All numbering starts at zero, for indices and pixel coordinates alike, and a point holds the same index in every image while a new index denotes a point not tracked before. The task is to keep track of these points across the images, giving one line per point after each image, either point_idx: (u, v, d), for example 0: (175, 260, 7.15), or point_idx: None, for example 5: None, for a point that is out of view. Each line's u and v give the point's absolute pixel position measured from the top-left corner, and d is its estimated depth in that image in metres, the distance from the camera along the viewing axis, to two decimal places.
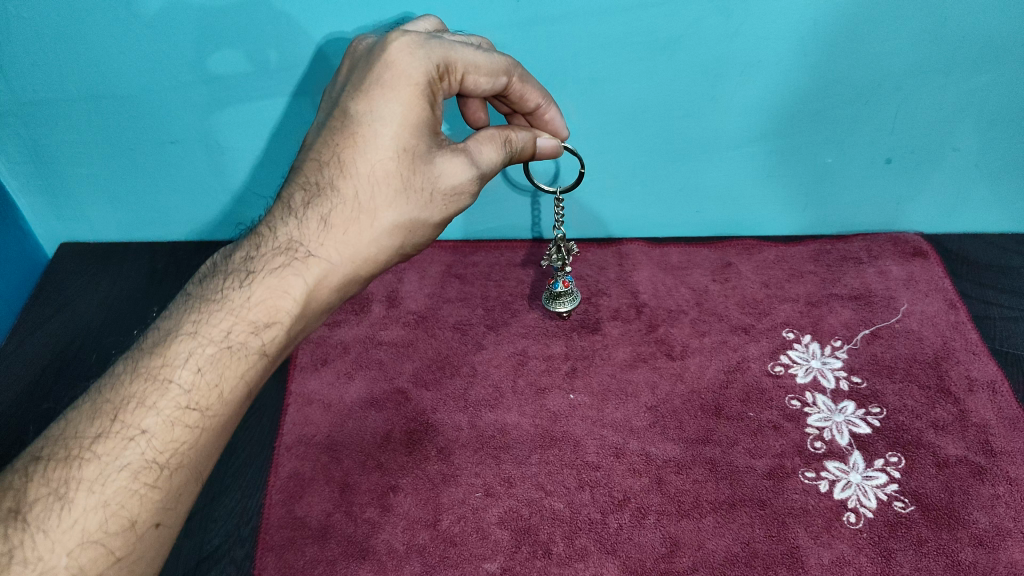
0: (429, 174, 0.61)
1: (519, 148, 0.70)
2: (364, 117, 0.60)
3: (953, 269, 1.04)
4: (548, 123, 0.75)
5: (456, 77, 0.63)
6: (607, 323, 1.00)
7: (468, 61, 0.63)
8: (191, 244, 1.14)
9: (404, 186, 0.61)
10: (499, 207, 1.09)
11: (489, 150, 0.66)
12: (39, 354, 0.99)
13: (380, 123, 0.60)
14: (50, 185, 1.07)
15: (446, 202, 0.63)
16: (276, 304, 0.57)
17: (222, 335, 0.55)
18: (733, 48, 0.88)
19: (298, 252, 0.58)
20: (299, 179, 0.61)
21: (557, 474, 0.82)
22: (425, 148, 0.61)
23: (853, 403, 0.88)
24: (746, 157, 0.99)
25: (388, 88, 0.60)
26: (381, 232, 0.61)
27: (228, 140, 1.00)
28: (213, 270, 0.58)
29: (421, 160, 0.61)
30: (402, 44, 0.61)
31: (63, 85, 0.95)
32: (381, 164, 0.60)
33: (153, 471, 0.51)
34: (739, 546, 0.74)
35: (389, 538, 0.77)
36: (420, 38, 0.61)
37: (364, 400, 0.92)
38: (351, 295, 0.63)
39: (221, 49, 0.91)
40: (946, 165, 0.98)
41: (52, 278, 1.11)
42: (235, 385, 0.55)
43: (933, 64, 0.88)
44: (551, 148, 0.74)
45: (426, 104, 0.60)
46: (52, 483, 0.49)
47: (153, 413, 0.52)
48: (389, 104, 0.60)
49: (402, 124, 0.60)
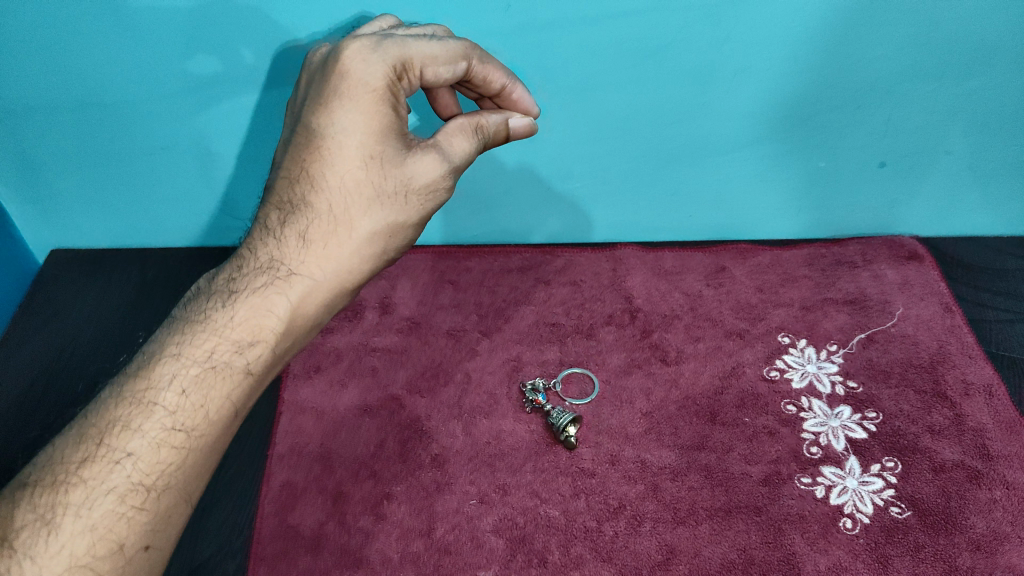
0: (402, 177, 0.61)
1: (491, 132, 0.67)
2: (327, 129, 0.59)
3: (948, 273, 1.04)
4: (516, 103, 0.69)
5: (414, 74, 0.61)
6: (601, 329, 0.99)
7: (422, 51, 0.60)
8: (183, 252, 1.13)
9: (378, 191, 0.60)
10: (493, 212, 1.07)
11: (460, 140, 0.64)
12: (29, 366, 0.99)
13: (344, 134, 0.59)
14: (40, 194, 1.04)
15: (422, 200, 0.62)
16: (259, 323, 0.56)
17: (205, 355, 0.54)
18: (724, 54, 0.86)
19: (280, 270, 0.58)
20: (273, 199, 0.60)
21: (552, 481, 0.82)
22: (395, 151, 0.60)
23: (849, 407, 0.87)
24: (740, 161, 0.99)
25: (346, 98, 0.59)
26: (361, 241, 0.60)
27: (219, 147, 0.97)
28: (197, 293, 0.58)
29: (392, 163, 0.60)
30: (355, 50, 0.59)
31: (49, 93, 0.91)
32: (352, 174, 0.59)
33: (139, 494, 0.51)
34: (735, 553, 0.75)
35: (383, 548, 0.78)
36: (373, 41, 0.60)
37: (358, 409, 0.91)
38: (340, 308, 0.63)
39: (201, 51, 0.86)
40: (939, 168, 0.98)
41: (44, 286, 1.09)
42: (221, 404, 0.54)
43: (926, 68, 0.87)
44: (525, 127, 0.69)
45: (388, 108, 0.59)
46: (38, 509, 0.49)
47: (138, 436, 0.51)
48: (351, 114, 0.59)
49: (366, 131, 0.59)
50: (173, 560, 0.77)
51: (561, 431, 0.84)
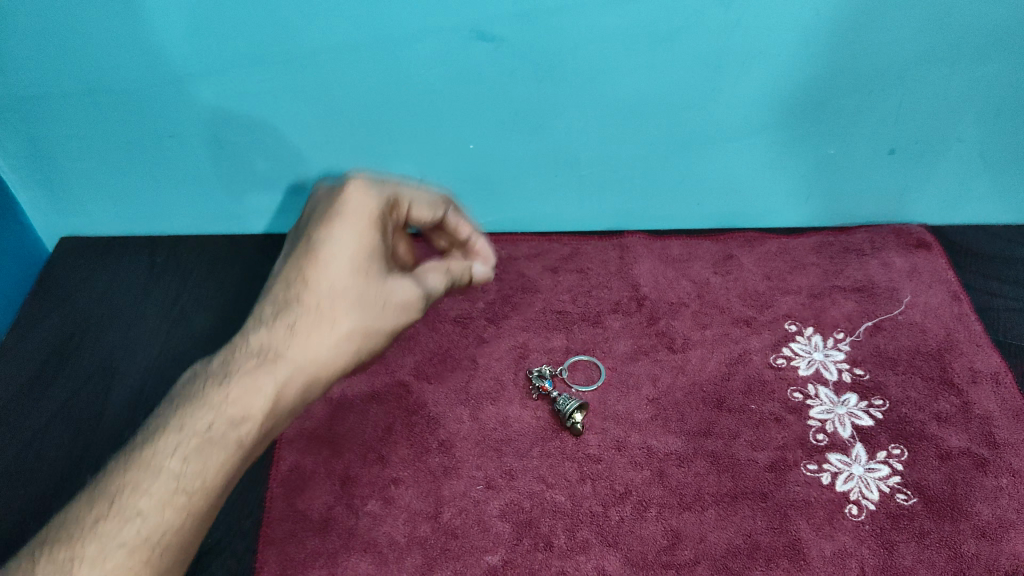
0: (383, 291, 0.69)
1: (462, 275, 0.78)
2: (323, 243, 0.69)
3: (956, 261, 1.04)
4: (479, 253, 0.82)
5: (404, 210, 0.75)
6: (608, 317, 0.99)
7: (410, 194, 0.76)
8: (192, 240, 1.13)
9: (362, 296, 0.68)
10: (500, 201, 1.07)
11: (434, 276, 0.75)
12: (38, 352, 0.99)
13: (337, 249, 0.68)
14: (52, 181, 1.04)
15: (398, 314, 0.71)
16: (250, 401, 0.63)
17: (205, 427, 0.61)
18: (735, 39, 0.86)
19: (270, 355, 0.65)
20: (270, 296, 0.68)
21: (558, 466, 0.83)
22: (379, 270, 0.70)
23: (856, 395, 0.88)
24: (750, 148, 0.98)
25: (343, 221, 0.69)
26: (340, 337, 0.67)
27: (228, 135, 0.97)
28: (197, 373, 0.65)
29: (376, 279, 0.69)
30: (356, 183, 0.71)
31: (62, 80, 0.91)
32: (340, 284, 0.68)
33: (144, 550, 0.57)
34: (741, 539, 0.76)
35: (391, 531, 0.78)
36: (372, 179, 0.73)
37: (366, 394, 0.91)
38: (315, 397, 0.69)
39: (207, 42, 0.86)
40: (949, 156, 0.98)
41: (53, 273, 1.09)
42: (217, 471, 0.60)
43: (939, 53, 0.87)
44: (484, 275, 0.80)
45: (377, 232, 0.70)
46: (56, 561, 0.54)
47: (145, 496, 0.58)
48: (345, 235, 0.69)
49: (358, 251, 0.69)
50: None
51: (567, 416, 0.84)
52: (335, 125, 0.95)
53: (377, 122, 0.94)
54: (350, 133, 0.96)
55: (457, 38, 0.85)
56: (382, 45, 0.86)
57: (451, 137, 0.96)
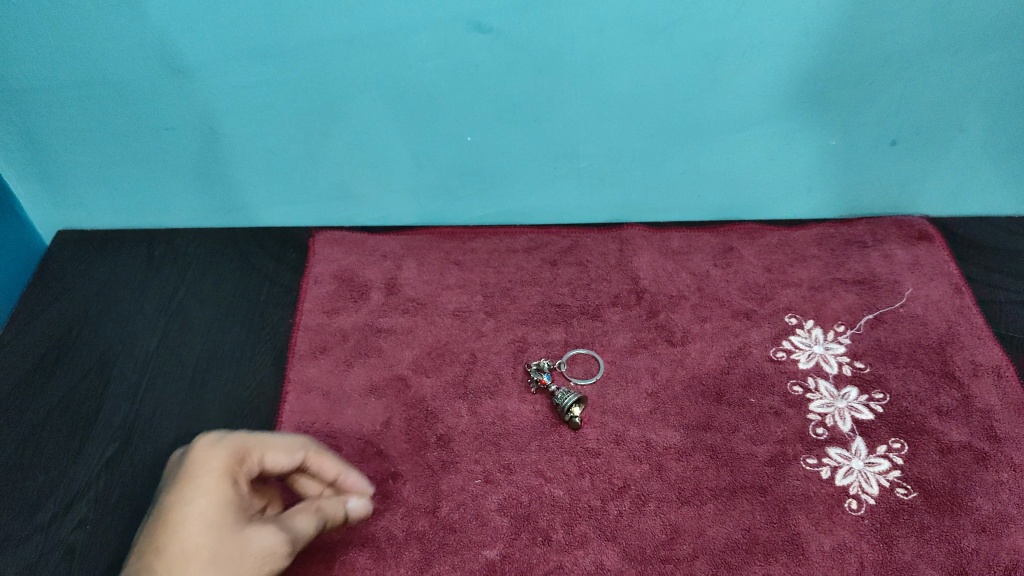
0: (238, 544, 0.56)
1: (336, 513, 0.66)
2: (167, 519, 0.57)
3: (959, 253, 1.03)
4: (351, 487, 0.70)
5: (253, 459, 0.63)
6: (607, 310, 0.98)
7: (263, 441, 0.65)
8: (191, 233, 1.12)
9: (217, 556, 0.55)
10: (499, 193, 1.06)
11: (302, 517, 0.63)
12: (35, 345, 0.99)
13: (183, 525, 0.56)
14: (48, 174, 1.03)
15: (264, 565, 0.57)
16: None
17: None
18: (736, 30, 0.84)
19: None
20: None
21: (556, 460, 0.83)
22: (232, 523, 0.58)
23: (856, 388, 0.87)
24: (750, 139, 0.97)
25: (190, 484, 0.58)
26: None
27: (224, 127, 0.96)
28: None
29: (233, 531, 0.57)
30: (204, 442, 0.61)
31: (55, 73, 0.89)
32: (193, 540, 0.56)
33: None
34: (740, 533, 0.75)
35: (389, 525, 0.78)
36: (218, 434, 0.63)
37: (364, 388, 0.91)
38: None
39: (200, 36, 0.85)
40: (951, 146, 0.97)
41: (50, 266, 1.09)
42: None
43: (942, 43, 0.86)
44: (362, 509, 0.69)
45: (229, 488, 0.59)
46: None
47: None
48: (196, 500, 0.58)
49: (206, 514, 0.57)
50: None
51: (565, 411, 0.83)
52: (330, 117, 0.95)
53: (372, 114, 0.94)
54: (346, 125, 0.96)
55: (452, 30, 0.84)
56: (377, 37, 0.85)
57: (447, 129, 0.96)
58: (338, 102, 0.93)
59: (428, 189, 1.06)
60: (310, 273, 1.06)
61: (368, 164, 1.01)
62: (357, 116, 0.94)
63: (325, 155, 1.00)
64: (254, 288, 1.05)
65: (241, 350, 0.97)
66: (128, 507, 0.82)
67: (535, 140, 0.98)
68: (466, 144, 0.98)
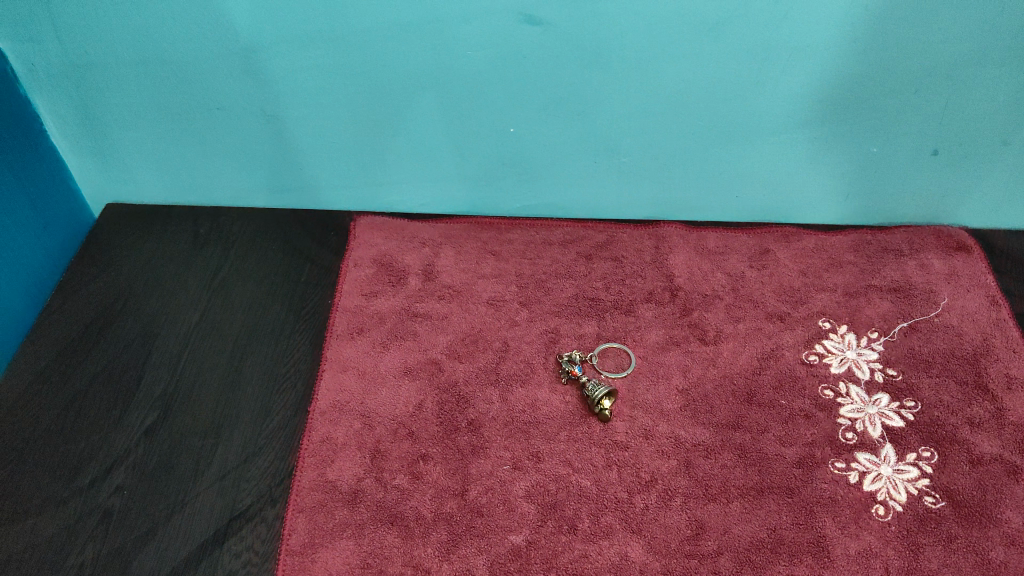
0: None
1: None
2: None
3: (997, 266, 1.03)
4: None
5: None
6: (641, 306, 0.99)
7: None
8: (234, 212, 1.15)
9: None
10: (539, 185, 1.07)
11: None
12: (81, 314, 1.02)
13: None
14: (101, 148, 1.06)
15: None
16: None
17: None
18: (783, 33, 0.84)
19: None
20: None
21: (585, 451, 0.84)
22: None
23: (887, 395, 0.87)
24: (791, 143, 0.98)
25: None
26: None
27: (273, 109, 0.98)
28: None
29: None
30: None
31: (114, 50, 0.92)
32: None
33: None
34: (765, 532, 0.76)
35: (418, 506, 0.80)
36: None
37: (398, 370, 0.93)
38: None
39: (256, 19, 0.87)
40: (995, 159, 0.97)
41: (99, 238, 1.12)
42: None
43: (992, 56, 0.85)
44: None
45: None
46: None
47: None
48: None
49: None
50: (218, 503, 0.82)
51: (596, 402, 0.84)
52: (376, 104, 0.96)
53: (419, 103, 0.96)
54: (392, 112, 0.97)
55: (502, 22, 0.85)
56: (428, 28, 0.86)
57: (490, 120, 0.97)
58: (385, 90, 0.94)
59: (468, 178, 1.07)
60: (349, 256, 1.08)
61: (412, 151, 1.03)
62: (404, 104, 0.96)
63: (369, 140, 1.02)
64: (294, 268, 1.07)
65: (281, 328, 0.99)
66: (164, 474, 0.85)
67: (577, 135, 0.99)
68: (509, 136, 0.99)
